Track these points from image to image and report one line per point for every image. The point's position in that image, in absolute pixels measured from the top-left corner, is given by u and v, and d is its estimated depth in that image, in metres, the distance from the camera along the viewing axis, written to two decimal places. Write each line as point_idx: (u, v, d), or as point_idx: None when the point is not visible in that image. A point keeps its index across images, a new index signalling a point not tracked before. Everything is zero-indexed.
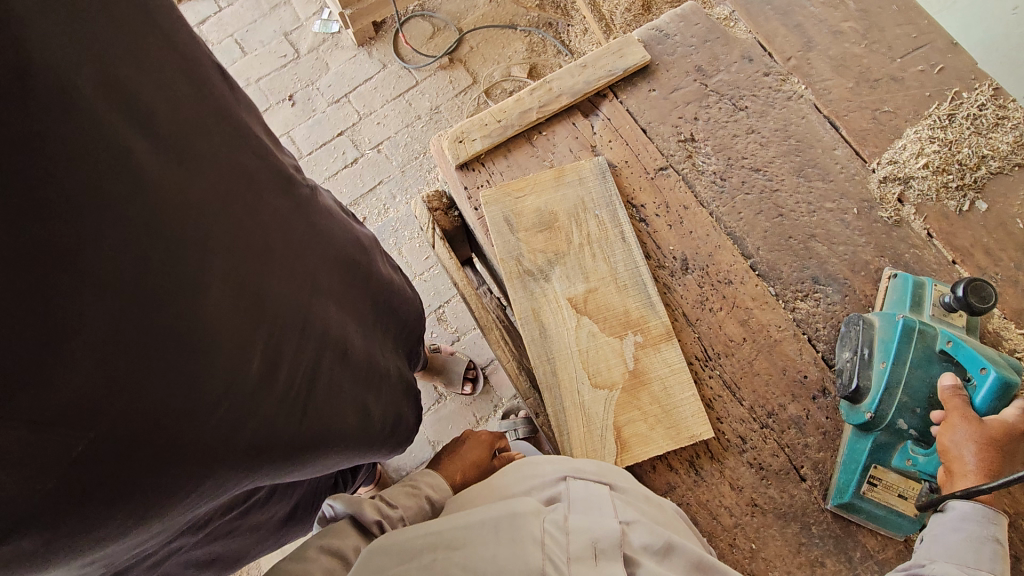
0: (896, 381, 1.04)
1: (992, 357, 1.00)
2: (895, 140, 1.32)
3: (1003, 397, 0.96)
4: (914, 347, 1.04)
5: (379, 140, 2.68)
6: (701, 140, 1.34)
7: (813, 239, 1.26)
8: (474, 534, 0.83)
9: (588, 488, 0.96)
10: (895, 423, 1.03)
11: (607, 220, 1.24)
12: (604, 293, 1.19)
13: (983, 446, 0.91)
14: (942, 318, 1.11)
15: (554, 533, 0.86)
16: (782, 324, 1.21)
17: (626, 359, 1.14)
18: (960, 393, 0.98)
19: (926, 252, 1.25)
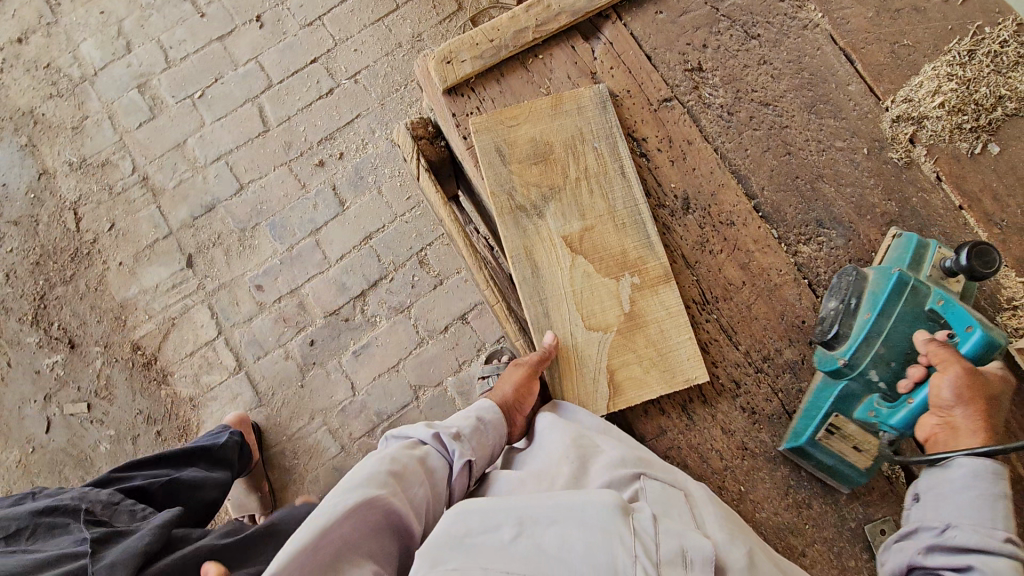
0: (877, 332, 1.02)
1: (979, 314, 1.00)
2: (912, 76, 1.25)
3: (987, 351, 0.97)
4: (903, 302, 1.02)
5: (357, 69, 2.49)
6: (709, 69, 1.24)
7: (820, 180, 1.20)
8: (558, 516, 0.88)
9: (664, 489, 0.98)
10: (868, 372, 1.02)
11: (606, 153, 1.15)
12: (602, 231, 1.12)
13: (973, 397, 0.95)
14: (938, 280, 1.08)
15: (641, 529, 0.87)
16: (784, 268, 1.16)
17: (622, 301, 1.09)
18: (944, 346, 0.97)
19: (934, 196, 1.21)
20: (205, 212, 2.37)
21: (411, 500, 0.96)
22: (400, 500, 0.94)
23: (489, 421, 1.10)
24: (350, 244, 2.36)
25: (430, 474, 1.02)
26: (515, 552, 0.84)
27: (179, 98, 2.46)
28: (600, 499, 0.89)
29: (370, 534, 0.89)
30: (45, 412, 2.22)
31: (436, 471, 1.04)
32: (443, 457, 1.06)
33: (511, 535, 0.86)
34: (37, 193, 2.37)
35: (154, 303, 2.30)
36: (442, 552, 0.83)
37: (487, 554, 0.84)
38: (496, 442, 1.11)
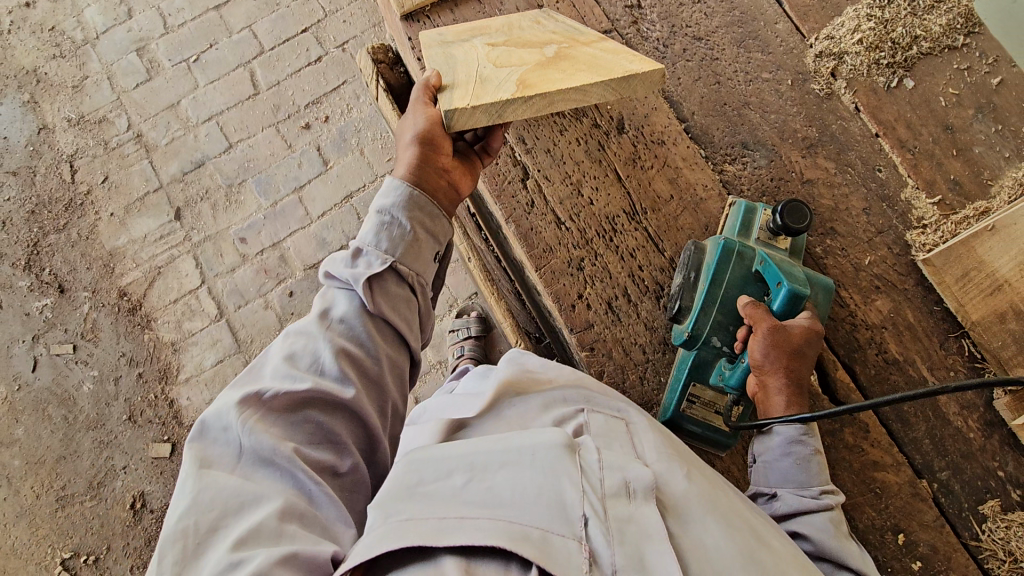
0: (712, 300, 1.06)
1: (795, 271, 1.02)
2: (835, 17, 1.35)
3: (797, 303, 0.99)
4: (732, 266, 1.06)
5: (345, 39, 2.62)
6: (648, 6, 1.35)
7: (746, 107, 1.30)
8: (509, 458, 0.77)
9: (607, 421, 0.91)
10: (709, 342, 1.06)
11: (543, 19, 1.19)
12: (528, 35, 1.07)
13: (781, 355, 0.95)
14: (766, 242, 1.13)
15: (589, 463, 0.77)
16: (709, 184, 1.25)
17: (544, 52, 0.98)
18: (759, 309, 0.99)
19: (852, 124, 1.30)
20: (194, 168, 2.48)
21: (328, 366, 0.85)
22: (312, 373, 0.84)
23: (397, 200, 0.98)
24: (331, 202, 2.46)
25: (342, 328, 0.89)
26: (462, 498, 0.73)
27: (175, 61, 2.59)
28: (545, 436, 0.78)
29: (297, 417, 0.81)
30: (32, 352, 2.31)
31: (349, 317, 0.90)
32: (349, 294, 0.92)
33: (461, 483, 0.75)
34: (35, 146, 2.49)
35: (142, 253, 2.40)
36: (388, 505, 0.72)
37: (435, 500, 0.72)
38: (417, 226, 0.98)
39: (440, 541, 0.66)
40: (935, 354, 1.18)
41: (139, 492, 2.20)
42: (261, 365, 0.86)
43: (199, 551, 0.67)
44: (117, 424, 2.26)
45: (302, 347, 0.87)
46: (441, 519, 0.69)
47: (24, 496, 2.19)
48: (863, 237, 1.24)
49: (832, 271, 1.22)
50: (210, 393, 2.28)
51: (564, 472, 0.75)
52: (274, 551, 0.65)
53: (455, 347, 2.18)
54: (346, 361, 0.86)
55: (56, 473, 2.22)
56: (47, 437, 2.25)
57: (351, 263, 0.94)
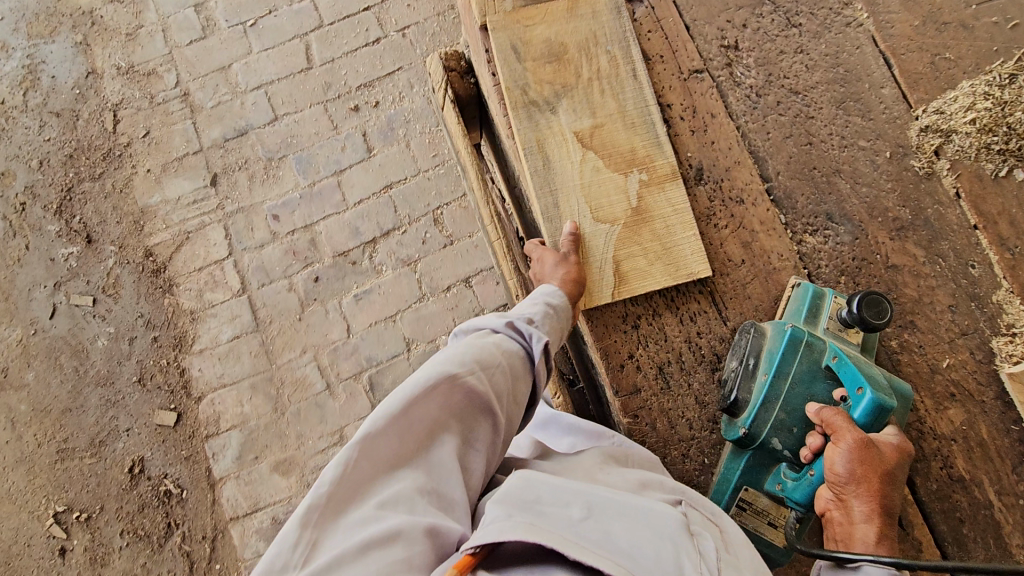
0: (775, 395, 0.98)
1: (875, 376, 0.95)
2: (947, 90, 1.23)
3: (880, 416, 0.91)
4: (799, 360, 0.98)
5: (406, 24, 2.53)
6: (745, 49, 1.24)
7: (837, 174, 1.20)
8: (631, 512, 0.81)
9: (706, 518, 0.90)
10: (767, 440, 0.98)
11: (618, 57, 1.19)
12: (612, 129, 1.15)
13: (868, 474, 0.85)
14: (836, 332, 1.05)
15: (704, 547, 0.80)
16: (786, 253, 1.16)
17: (630, 197, 1.12)
18: (841, 413, 0.90)
19: (950, 211, 1.19)
20: (237, 135, 2.42)
21: (489, 385, 0.87)
22: (483, 382, 0.86)
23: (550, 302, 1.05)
24: (370, 190, 2.40)
25: (508, 362, 0.93)
26: (582, 534, 0.76)
27: (232, 23, 2.52)
28: (666, 509, 0.83)
29: (454, 420, 0.84)
30: (52, 299, 2.28)
31: (515, 359, 0.95)
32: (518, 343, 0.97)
33: (579, 516, 0.78)
34: (82, 90, 2.45)
35: (173, 215, 2.35)
36: (510, 508, 0.77)
37: (556, 526, 0.76)
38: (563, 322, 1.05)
39: (570, 553, 0.72)
40: (1005, 477, 1.09)
41: (139, 457, 2.18)
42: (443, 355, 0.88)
43: (357, 487, 0.74)
44: (126, 385, 2.24)
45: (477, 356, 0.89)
46: (564, 540, 0.74)
47: (26, 442, 2.19)
48: (944, 337, 1.15)
49: (906, 367, 1.13)
50: (223, 368, 2.25)
51: (680, 544, 0.78)
52: (416, 523, 0.72)
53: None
54: (503, 390, 0.90)
55: (61, 424, 2.21)
56: (56, 387, 2.23)
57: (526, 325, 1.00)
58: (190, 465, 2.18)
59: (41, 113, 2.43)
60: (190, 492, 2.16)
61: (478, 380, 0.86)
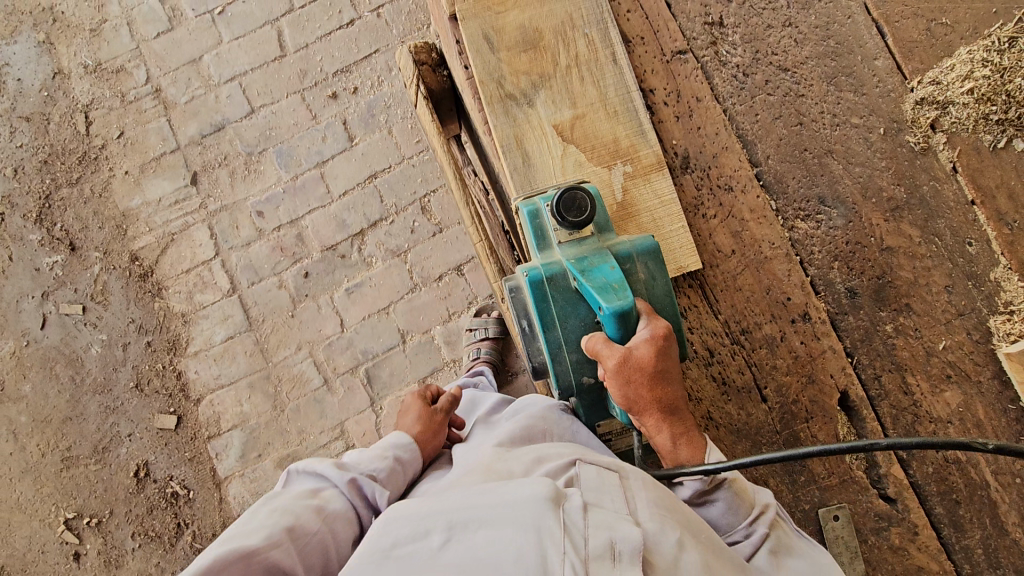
0: (557, 345, 0.99)
1: (607, 280, 0.92)
2: (943, 59, 1.17)
3: (628, 321, 0.91)
4: (553, 303, 0.98)
5: (381, 3, 2.42)
6: (730, 25, 1.18)
7: (829, 155, 1.15)
8: (492, 514, 0.78)
9: (600, 475, 0.93)
10: (579, 381, 1.02)
11: (597, 39, 1.12)
12: (593, 119, 1.10)
13: (639, 394, 0.92)
14: (569, 243, 1.00)
15: (574, 519, 0.79)
16: (777, 241, 1.12)
17: (614, 190, 1.09)
18: (600, 341, 0.93)
19: (947, 187, 1.15)
20: (214, 131, 2.35)
21: (298, 552, 0.92)
22: (290, 555, 0.90)
23: (401, 443, 1.21)
24: (354, 181, 2.34)
25: (330, 523, 1.00)
26: (438, 560, 0.74)
27: (199, 12, 2.42)
28: (532, 488, 0.81)
29: None
30: (41, 309, 2.26)
31: (338, 518, 1.02)
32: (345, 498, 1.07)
33: (438, 542, 0.76)
34: (50, 92, 2.37)
35: (156, 217, 2.31)
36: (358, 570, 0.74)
37: (409, 564, 0.74)
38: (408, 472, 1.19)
39: None
40: (1002, 457, 1.07)
41: (143, 461, 2.19)
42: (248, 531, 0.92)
43: None
44: (124, 391, 2.23)
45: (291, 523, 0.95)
46: None
47: (30, 453, 2.20)
48: (939, 318, 1.12)
49: (902, 352, 1.11)
50: (219, 369, 2.24)
51: (543, 526, 0.76)
52: None
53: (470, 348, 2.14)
54: (315, 557, 0.94)
55: (62, 433, 2.21)
56: (54, 396, 2.23)
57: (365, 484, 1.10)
58: (195, 467, 2.19)
59: (10, 118, 2.36)
60: (197, 492, 2.17)
61: (285, 552, 0.89)
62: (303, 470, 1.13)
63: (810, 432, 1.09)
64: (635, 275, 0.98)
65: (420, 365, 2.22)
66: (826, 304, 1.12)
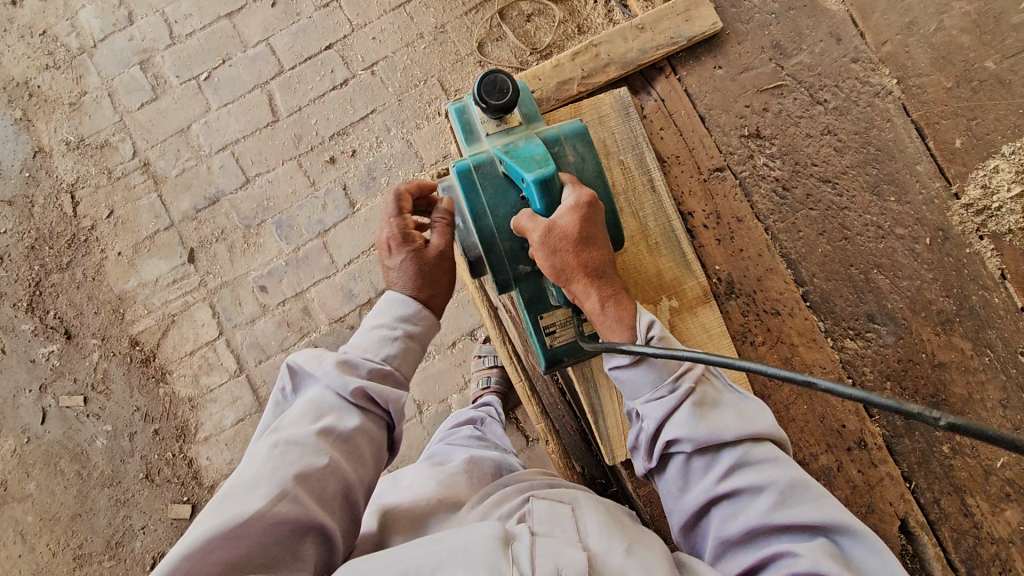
0: (489, 229, 1.00)
1: (528, 155, 0.95)
2: (988, 159, 1.12)
3: (550, 189, 0.92)
4: (483, 189, 1.00)
5: (374, 60, 2.31)
6: (768, 136, 1.14)
7: (876, 270, 1.11)
8: (443, 557, 0.76)
9: (551, 507, 0.92)
10: (516, 270, 1.02)
11: (633, 165, 1.08)
12: (635, 253, 1.06)
13: (563, 263, 0.91)
14: (495, 132, 1.04)
15: (522, 552, 0.78)
16: (829, 365, 1.09)
17: (661, 327, 1.04)
18: (526, 214, 0.94)
19: (996, 295, 1.10)
20: (209, 204, 2.26)
21: (309, 498, 0.81)
22: (298, 504, 0.79)
23: (409, 314, 1.03)
24: (359, 248, 2.25)
25: (342, 447, 0.89)
26: None
27: (184, 79, 2.31)
28: (481, 528, 0.80)
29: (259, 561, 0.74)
30: (40, 402, 2.18)
31: (351, 438, 0.90)
32: (359, 394, 0.93)
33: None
34: (32, 172, 2.27)
35: (154, 298, 2.22)
36: None
37: None
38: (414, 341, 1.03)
39: None
40: None
41: (158, 554, 2.11)
42: (245, 483, 0.80)
43: None
44: (134, 482, 2.16)
45: (298, 464, 0.83)
46: None
47: (40, 553, 2.13)
48: (996, 434, 1.07)
49: (959, 472, 1.08)
50: (231, 453, 2.16)
51: (492, 564, 0.75)
52: None
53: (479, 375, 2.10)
54: (330, 493, 0.84)
55: (72, 531, 2.14)
56: (60, 493, 2.15)
57: (375, 376, 0.97)
58: None
59: None
60: None
61: (291, 504, 0.78)
62: (304, 362, 0.96)
63: None
64: (564, 157, 1.00)
65: None
66: (881, 427, 1.09)
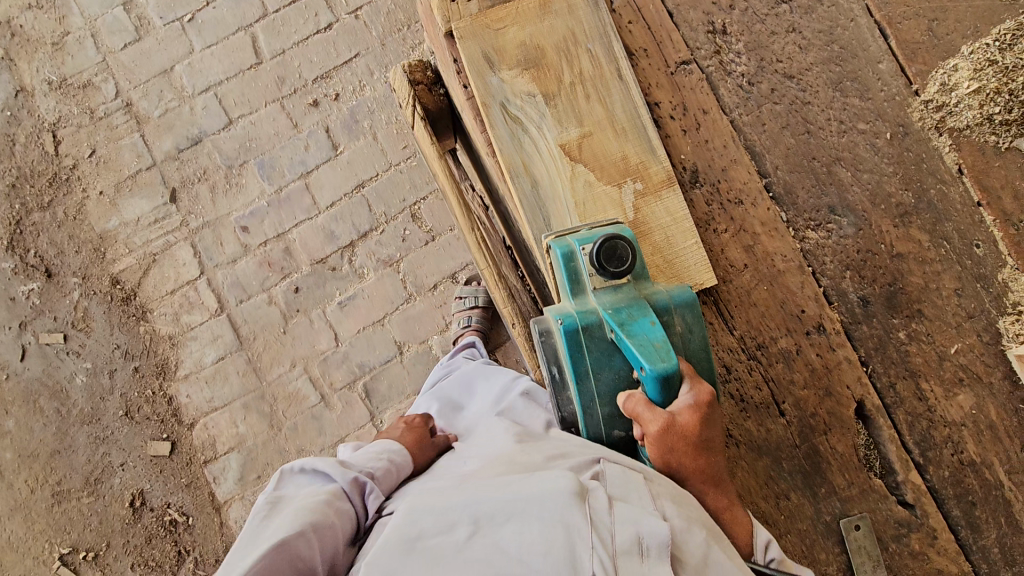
0: (588, 398, 0.98)
1: (658, 342, 0.89)
2: (947, 59, 1.15)
3: (672, 387, 0.88)
4: (588, 355, 0.96)
5: (358, 4, 2.32)
6: (734, 34, 1.16)
7: (838, 163, 1.14)
8: (519, 508, 0.80)
9: (627, 468, 0.93)
10: (610, 434, 1.01)
11: (601, 54, 1.10)
12: (601, 137, 1.07)
13: (679, 449, 0.91)
14: (602, 289, 0.96)
15: (599, 513, 0.80)
16: (789, 254, 1.12)
17: (626, 210, 1.06)
18: (639, 401, 0.91)
19: (953, 189, 1.13)
20: (191, 145, 2.26)
21: (318, 542, 0.86)
22: (311, 545, 0.84)
23: (394, 447, 1.18)
24: (341, 191, 2.26)
25: (341, 517, 0.95)
26: (466, 556, 0.75)
27: (167, 20, 2.31)
28: (558, 483, 0.82)
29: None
30: (20, 340, 2.17)
31: (346, 509, 0.97)
32: (348, 487, 1.02)
33: (465, 535, 0.78)
34: (12, 111, 2.26)
35: (135, 237, 2.22)
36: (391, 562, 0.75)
37: (439, 558, 0.75)
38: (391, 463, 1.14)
39: None
40: (1016, 457, 1.07)
41: (138, 490, 2.12)
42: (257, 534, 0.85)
43: None
44: (113, 420, 2.16)
45: (306, 517, 0.89)
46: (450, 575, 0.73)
47: (19, 489, 2.13)
48: (950, 322, 1.11)
49: (915, 358, 1.11)
50: (211, 391, 2.17)
51: (570, 521, 0.78)
52: None
53: (460, 315, 2.09)
54: (333, 546, 0.89)
55: (51, 467, 2.14)
56: (40, 430, 2.15)
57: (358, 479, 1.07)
58: (192, 493, 2.12)
59: None
60: (196, 517, 2.10)
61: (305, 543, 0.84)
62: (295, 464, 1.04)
63: (829, 444, 1.09)
64: (672, 328, 0.96)
65: (420, 377, 2.16)
66: (839, 314, 1.11)
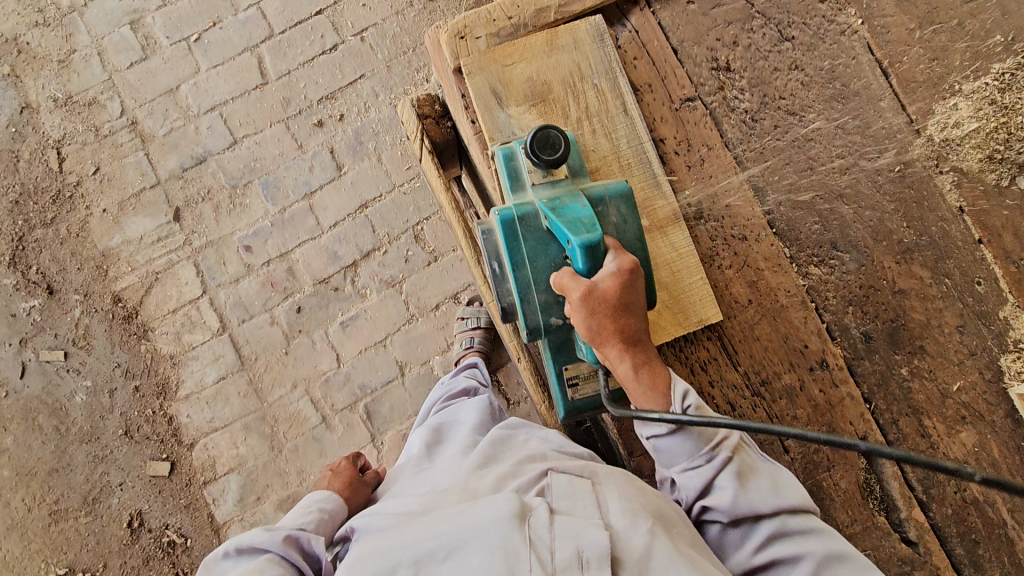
0: (524, 284, 1.00)
1: (585, 219, 0.94)
2: (948, 96, 1.15)
3: (596, 254, 0.92)
4: (524, 241, 0.99)
5: (364, 26, 2.35)
6: (737, 70, 1.18)
7: (840, 199, 1.15)
8: (456, 540, 0.82)
9: (573, 482, 0.95)
10: (547, 322, 1.01)
11: (607, 89, 1.12)
12: (607, 172, 1.10)
13: (601, 319, 0.91)
14: (540, 184, 1.02)
15: (538, 531, 0.82)
16: (793, 289, 1.13)
17: None
18: (568, 275, 0.94)
19: (954, 227, 1.14)
20: (195, 164, 2.27)
21: None
22: None
23: (327, 497, 1.22)
24: (344, 212, 2.27)
25: None
26: None
27: (174, 39, 2.33)
28: (494, 509, 0.84)
29: None
30: (20, 357, 2.17)
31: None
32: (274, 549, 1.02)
33: None
34: (17, 128, 2.27)
35: (138, 255, 2.22)
36: None
37: None
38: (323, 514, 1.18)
39: None
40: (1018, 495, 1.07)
41: (136, 511, 2.10)
42: None
43: None
44: (112, 439, 2.15)
45: None
46: None
47: (16, 508, 2.11)
48: (953, 359, 1.11)
49: (917, 395, 1.11)
50: (212, 411, 2.16)
51: (509, 545, 0.80)
52: None
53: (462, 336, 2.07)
54: None
55: (49, 486, 2.12)
56: (38, 449, 2.14)
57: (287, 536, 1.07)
58: (190, 514, 2.10)
59: None
60: (194, 539, 2.08)
61: None
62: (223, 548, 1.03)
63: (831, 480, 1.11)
64: (607, 218, 1.00)
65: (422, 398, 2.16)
66: (842, 349, 1.12)
